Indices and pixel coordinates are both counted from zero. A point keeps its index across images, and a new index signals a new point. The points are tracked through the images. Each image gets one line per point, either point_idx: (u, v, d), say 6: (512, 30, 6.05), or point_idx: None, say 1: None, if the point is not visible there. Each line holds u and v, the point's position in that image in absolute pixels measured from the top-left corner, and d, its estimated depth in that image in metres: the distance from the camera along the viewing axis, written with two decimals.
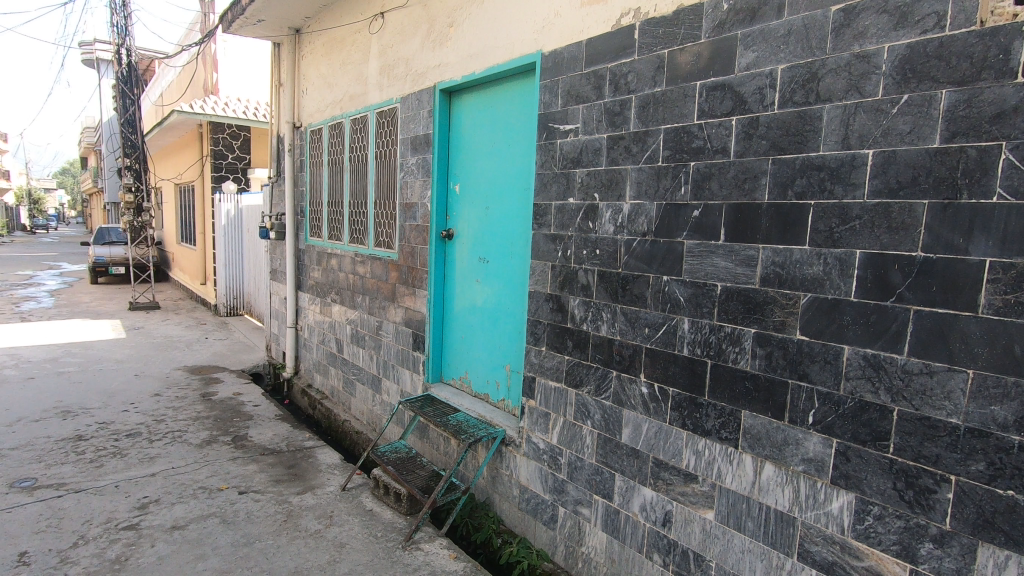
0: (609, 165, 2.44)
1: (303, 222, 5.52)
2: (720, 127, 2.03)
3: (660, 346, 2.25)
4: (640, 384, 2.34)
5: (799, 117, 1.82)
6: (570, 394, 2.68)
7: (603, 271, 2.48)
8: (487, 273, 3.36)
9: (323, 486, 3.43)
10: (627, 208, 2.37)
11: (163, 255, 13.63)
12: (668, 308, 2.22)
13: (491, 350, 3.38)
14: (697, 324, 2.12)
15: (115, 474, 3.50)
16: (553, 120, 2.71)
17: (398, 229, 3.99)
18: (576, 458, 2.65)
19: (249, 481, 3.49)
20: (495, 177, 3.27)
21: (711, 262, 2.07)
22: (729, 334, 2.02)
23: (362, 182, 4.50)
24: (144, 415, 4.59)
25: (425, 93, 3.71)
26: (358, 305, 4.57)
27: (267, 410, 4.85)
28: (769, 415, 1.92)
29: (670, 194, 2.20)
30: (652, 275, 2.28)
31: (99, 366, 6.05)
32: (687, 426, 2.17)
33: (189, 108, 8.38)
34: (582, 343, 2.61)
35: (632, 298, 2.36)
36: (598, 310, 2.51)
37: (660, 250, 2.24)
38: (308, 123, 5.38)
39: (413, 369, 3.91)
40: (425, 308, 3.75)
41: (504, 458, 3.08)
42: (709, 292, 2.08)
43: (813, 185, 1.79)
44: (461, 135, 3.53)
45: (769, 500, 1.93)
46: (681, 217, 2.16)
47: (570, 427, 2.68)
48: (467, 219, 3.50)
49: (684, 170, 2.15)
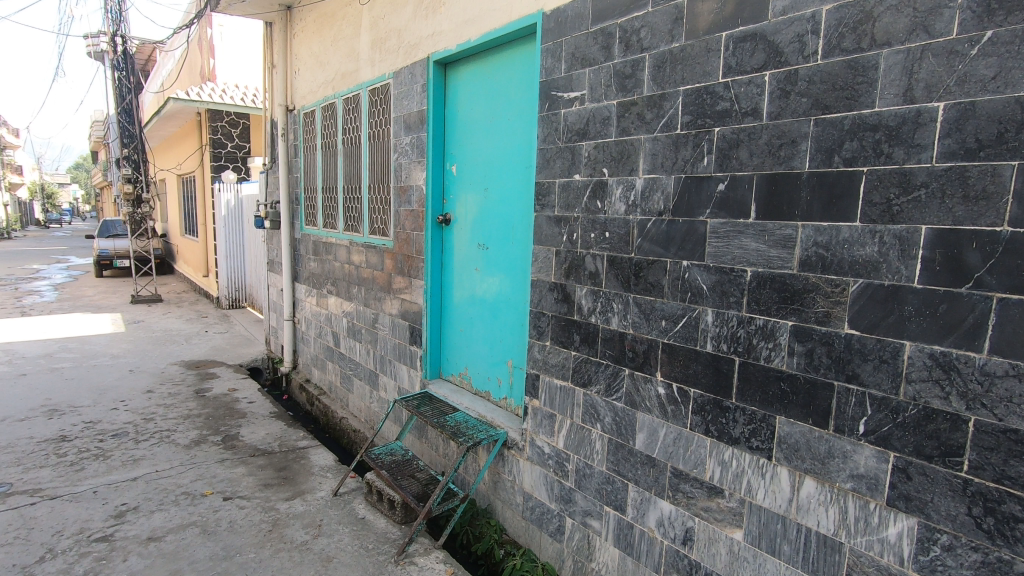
0: (619, 136, 2.15)
1: (298, 210, 5.29)
2: (750, 85, 1.73)
3: (680, 341, 1.98)
4: (657, 384, 2.07)
5: (848, 68, 1.51)
6: (577, 394, 2.41)
7: (613, 257, 2.20)
8: (487, 260, 3.09)
9: (314, 491, 3.20)
10: (641, 183, 2.08)
11: (167, 248, 13.49)
12: (688, 298, 1.94)
13: (492, 344, 3.12)
14: (722, 316, 1.84)
15: (95, 479, 3.30)
16: (556, 87, 2.41)
17: (393, 215, 3.73)
18: (584, 464, 2.39)
19: (235, 486, 3.27)
20: (494, 156, 2.99)
21: (739, 244, 1.78)
22: (761, 328, 1.74)
23: (355, 165, 4.23)
24: (133, 414, 4.38)
25: (418, 66, 3.41)
26: (353, 296, 4.32)
27: (262, 407, 4.63)
28: (810, 423, 1.64)
29: (690, 165, 1.91)
30: (670, 260, 1.99)
31: (93, 362, 5.87)
32: (711, 433, 1.89)
33: (185, 95, 8.08)
34: (590, 337, 2.34)
35: (647, 286, 2.08)
36: (608, 300, 2.23)
37: (679, 231, 1.95)
38: (300, 106, 5.11)
39: (410, 365, 3.67)
40: (421, 299, 3.49)
41: (505, 462, 2.83)
42: (737, 278, 1.80)
43: (866, 148, 1.49)
44: (457, 111, 3.24)
45: (810, 521, 1.65)
46: (704, 193, 1.87)
47: (578, 431, 2.41)
48: (464, 202, 3.22)
49: (708, 137, 1.85)
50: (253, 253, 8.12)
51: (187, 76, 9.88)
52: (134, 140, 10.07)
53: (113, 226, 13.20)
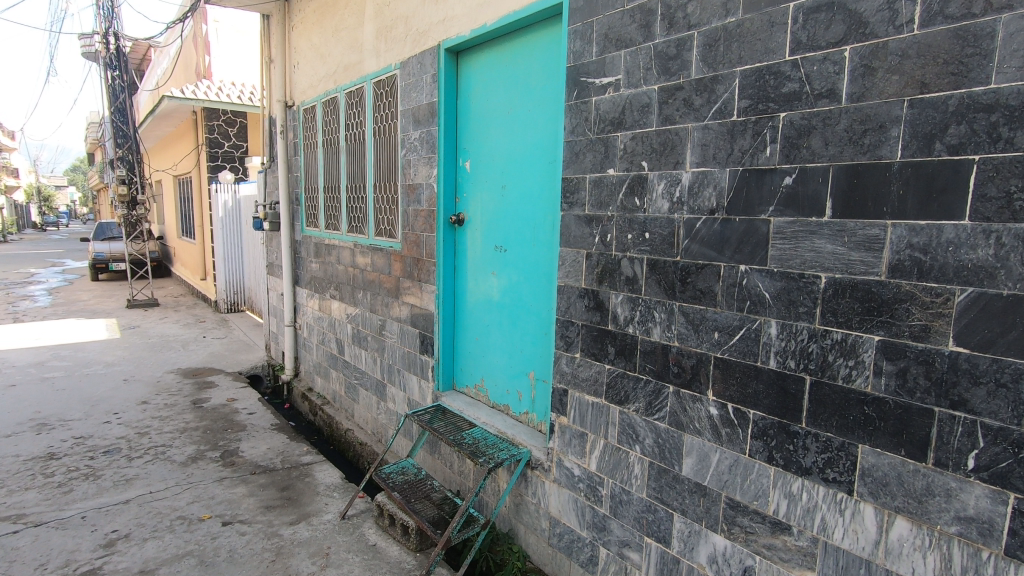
0: (661, 125, 1.91)
1: (298, 211, 5.05)
2: (825, 62, 1.49)
3: (737, 355, 1.75)
4: (708, 404, 1.84)
5: (954, 37, 1.28)
6: (612, 413, 2.18)
7: (654, 260, 1.97)
8: (505, 263, 2.86)
9: (320, 514, 2.97)
10: (688, 178, 1.85)
11: (164, 250, 13.23)
12: (747, 307, 1.71)
13: (511, 354, 2.89)
14: (789, 328, 1.62)
15: (84, 503, 3.07)
16: (586, 73, 2.18)
17: (400, 215, 3.49)
18: (621, 490, 2.16)
19: (235, 508, 3.03)
20: (512, 150, 2.75)
21: (811, 246, 1.55)
22: (839, 343, 1.51)
23: (359, 163, 4.00)
24: (126, 428, 4.15)
25: (427, 55, 3.17)
26: (359, 301, 4.08)
27: (262, 418, 4.40)
28: (903, 454, 1.41)
29: (749, 157, 1.68)
30: (724, 264, 1.76)
31: (85, 371, 5.63)
32: (775, 462, 1.67)
33: (180, 94, 7.81)
34: (627, 350, 2.10)
35: (696, 294, 1.85)
36: (649, 308, 2.00)
37: (735, 231, 1.72)
38: (300, 101, 4.88)
39: (421, 375, 3.43)
40: (433, 306, 3.25)
41: (529, 483, 2.60)
42: (808, 285, 1.57)
43: (977, 133, 1.26)
44: (471, 102, 3.01)
45: (902, 568, 1.42)
46: (766, 188, 1.64)
47: (613, 452, 2.18)
48: (479, 201, 2.99)
49: (771, 124, 1.62)
50: (251, 256, 7.88)
51: (182, 74, 9.64)
52: (127, 140, 9.78)
53: (109, 228, 12.97)
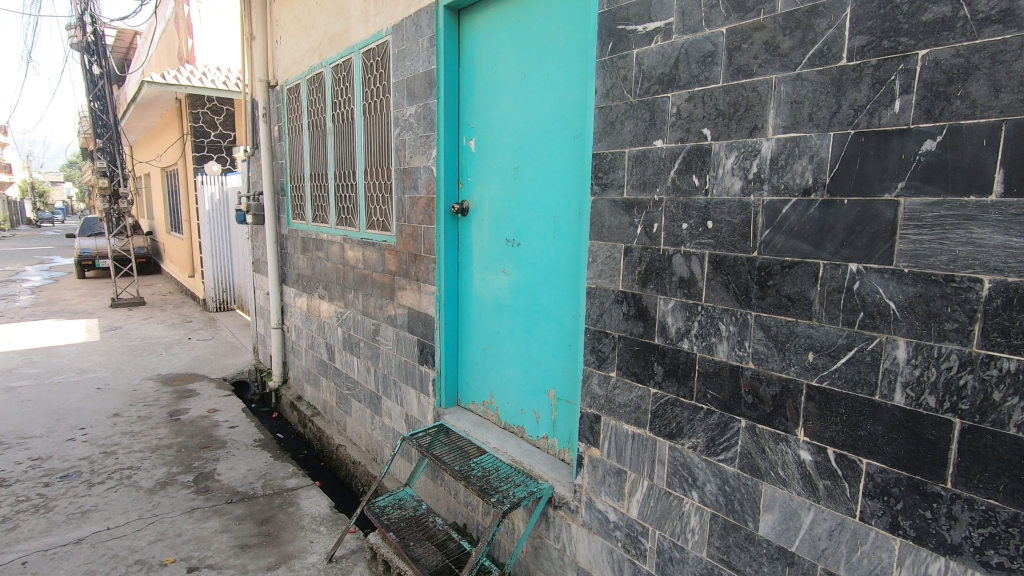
0: (731, 79, 1.46)
1: (283, 203, 4.59)
2: None
3: (844, 386, 1.30)
4: (798, 447, 1.39)
5: None
6: (661, 448, 1.73)
7: (720, 257, 1.51)
8: (518, 260, 2.40)
9: (303, 556, 2.54)
10: (770, 148, 1.39)
11: (153, 245, 12.74)
12: (860, 321, 1.26)
13: (526, 368, 2.44)
14: (928, 352, 1.16)
15: (28, 543, 2.63)
16: (625, 18, 1.71)
17: (395, 204, 3.03)
18: (671, 545, 1.72)
19: (204, 549, 2.59)
20: (526, 124, 2.29)
21: (967, 237, 1.10)
22: (1013, 376, 1.06)
23: (348, 146, 3.53)
24: (91, 446, 3.71)
25: (423, 14, 2.70)
26: (350, 303, 3.63)
27: (245, 433, 3.95)
28: None
29: (865, 114, 1.22)
30: (825, 262, 1.31)
31: (56, 379, 5.17)
32: (903, 531, 1.23)
33: (161, 79, 7.30)
34: (680, 370, 1.65)
35: (782, 301, 1.39)
36: (711, 318, 1.55)
37: (843, 216, 1.27)
38: (283, 80, 4.40)
39: (420, 388, 2.98)
40: (433, 310, 2.79)
41: (550, 524, 2.16)
42: (963, 293, 1.11)
43: None
44: (475, 70, 2.55)
45: None
46: (893, 156, 1.18)
47: (661, 498, 1.73)
48: (487, 186, 2.53)
49: (903, 67, 1.16)
50: (239, 252, 7.41)
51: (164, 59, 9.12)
52: (108, 130, 9.28)
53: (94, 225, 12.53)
